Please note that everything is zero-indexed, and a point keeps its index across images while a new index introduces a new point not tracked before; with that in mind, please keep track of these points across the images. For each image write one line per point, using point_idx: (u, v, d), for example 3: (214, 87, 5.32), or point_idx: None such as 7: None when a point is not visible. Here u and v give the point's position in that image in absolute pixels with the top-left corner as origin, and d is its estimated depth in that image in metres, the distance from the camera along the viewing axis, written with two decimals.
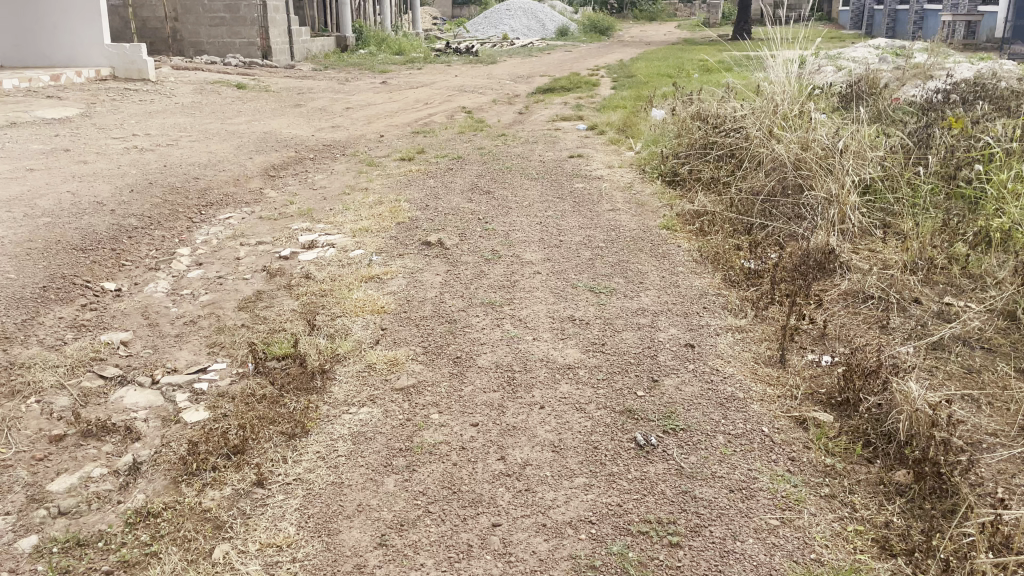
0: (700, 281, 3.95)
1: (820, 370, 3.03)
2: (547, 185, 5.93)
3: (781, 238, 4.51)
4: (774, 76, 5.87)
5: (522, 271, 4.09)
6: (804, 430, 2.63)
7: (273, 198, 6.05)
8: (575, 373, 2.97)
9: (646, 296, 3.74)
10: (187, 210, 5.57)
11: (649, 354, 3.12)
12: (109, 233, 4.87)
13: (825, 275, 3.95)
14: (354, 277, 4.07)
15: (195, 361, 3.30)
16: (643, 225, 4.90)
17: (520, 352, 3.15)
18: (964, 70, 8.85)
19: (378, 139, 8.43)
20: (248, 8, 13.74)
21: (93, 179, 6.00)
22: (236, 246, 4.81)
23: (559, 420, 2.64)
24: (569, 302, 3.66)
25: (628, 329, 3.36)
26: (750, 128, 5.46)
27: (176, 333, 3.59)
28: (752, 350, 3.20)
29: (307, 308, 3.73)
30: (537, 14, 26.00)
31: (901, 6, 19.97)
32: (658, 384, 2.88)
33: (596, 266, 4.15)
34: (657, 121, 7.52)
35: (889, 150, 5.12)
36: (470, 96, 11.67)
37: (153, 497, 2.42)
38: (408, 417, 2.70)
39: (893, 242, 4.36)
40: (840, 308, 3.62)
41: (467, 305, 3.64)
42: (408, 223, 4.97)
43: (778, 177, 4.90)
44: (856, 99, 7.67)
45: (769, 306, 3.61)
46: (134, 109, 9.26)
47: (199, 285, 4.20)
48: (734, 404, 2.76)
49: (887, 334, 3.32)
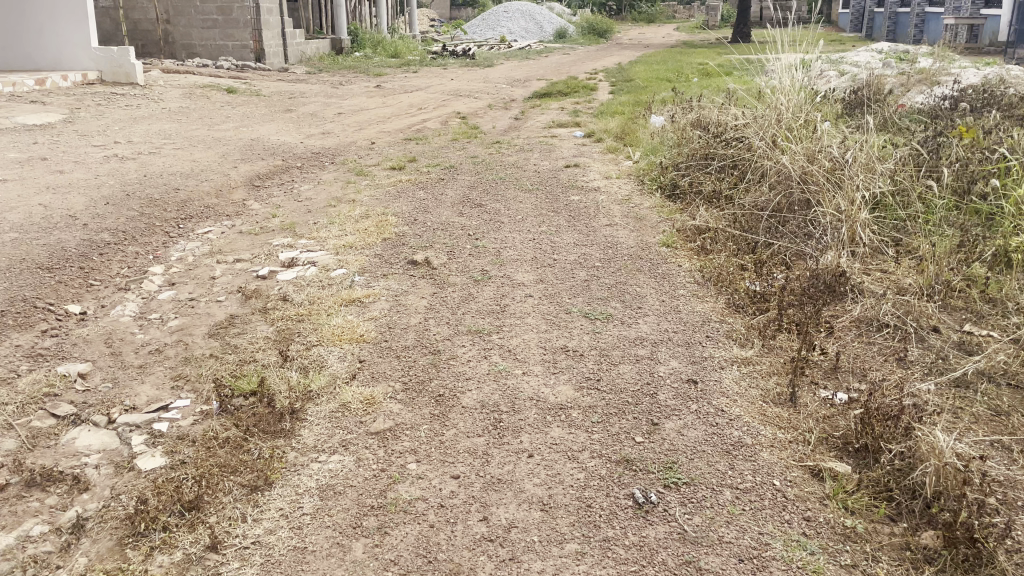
0: (702, 305, 3.71)
1: (835, 411, 2.78)
2: (542, 197, 5.69)
3: (787, 258, 4.26)
4: (778, 83, 5.63)
5: (512, 294, 3.84)
6: (819, 483, 2.39)
7: (255, 210, 5.78)
8: (568, 415, 2.72)
9: (646, 323, 3.49)
10: (164, 224, 5.32)
11: (647, 392, 2.87)
12: (79, 250, 4.62)
13: (835, 298, 3.70)
14: (334, 300, 3.81)
15: (156, 397, 3.05)
16: (642, 242, 4.65)
17: (508, 389, 2.90)
18: (970, 77, 8.59)
19: (369, 146, 8.18)
20: (241, 11, 13.52)
21: (68, 190, 5.75)
22: (213, 264, 4.56)
23: (549, 471, 2.40)
24: (562, 330, 3.41)
25: (625, 361, 3.11)
26: (754, 138, 5.21)
27: (139, 364, 3.34)
28: (759, 386, 2.95)
29: (282, 336, 3.48)
30: (535, 15, 25.76)
31: (901, 10, 19.76)
32: (658, 427, 2.64)
33: (592, 289, 3.90)
34: (657, 129, 7.27)
35: (899, 161, 4.87)
36: (464, 101, 11.41)
37: (94, 561, 2.17)
38: (382, 467, 2.45)
39: (906, 262, 4.11)
40: (852, 338, 3.37)
41: (452, 334, 3.38)
42: (395, 240, 4.72)
43: (784, 191, 4.66)
44: (861, 105, 7.42)
45: (776, 336, 3.36)
46: (119, 115, 9.00)
47: (169, 308, 3.95)
48: (741, 452, 2.51)
49: (906, 368, 3.08)
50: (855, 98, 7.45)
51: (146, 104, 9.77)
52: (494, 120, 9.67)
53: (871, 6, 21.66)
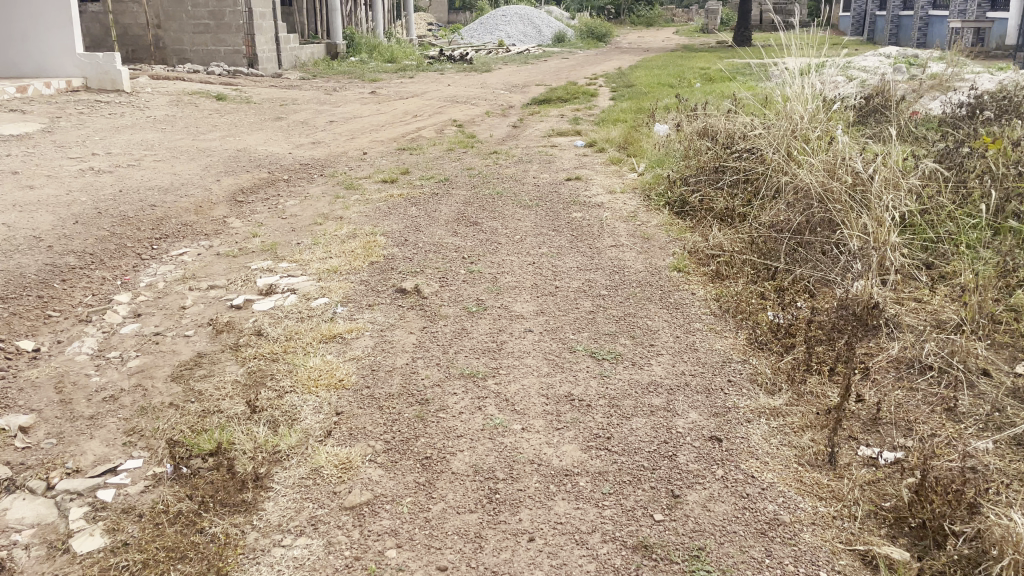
0: (721, 342, 3.33)
1: (881, 476, 2.41)
2: (543, 214, 5.32)
3: (811, 285, 3.88)
4: (793, 89, 5.25)
5: (510, 328, 3.47)
6: (872, 574, 2.02)
7: (236, 228, 5.41)
8: (575, 483, 2.35)
9: (659, 364, 3.11)
10: (137, 245, 4.95)
11: (665, 453, 2.50)
12: (40, 277, 4.25)
13: (868, 334, 3.32)
14: (313, 336, 3.43)
15: (105, 457, 2.68)
16: (650, 266, 4.28)
17: (505, 450, 2.52)
18: (984, 84, 8.26)
19: (360, 157, 7.81)
20: (234, 15, 13.16)
21: (35, 208, 5.37)
22: (184, 292, 4.19)
23: (553, 561, 2.03)
24: (567, 373, 3.04)
25: (639, 414, 2.73)
26: (768, 150, 4.85)
27: (91, 414, 2.97)
28: (792, 444, 2.58)
29: (253, 380, 3.11)
30: (534, 19, 25.49)
31: (904, 13, 19.47)
32: (680, 500, 2.27)
33: (600, 322, 3.53)
34: (663, 138, 6.92)
35: (926, 175, 4.51)
36: (461, 108, 11.07)
37: None
38: (356, 554, 2.08)
39: (941, 289, 3.75)
40: (891, 381, 3.00)
41: (443, 378, 3.01)
42: (384, 263, 4.35)
43: (804, 208, 4.28)
44: (876, 113, 7.06)
45: (807, 380, 2.99)
46: (101, 124, 8.64)
47: (131, 344, 3.57)
48: (778, 533, 2.15)
49: (956, 422, 2.72)
50: (866, 104, 7.12)
51: (131, 112, 9.41)
52: (491, 129, 9.32)
53: (874, 10, 21.46)
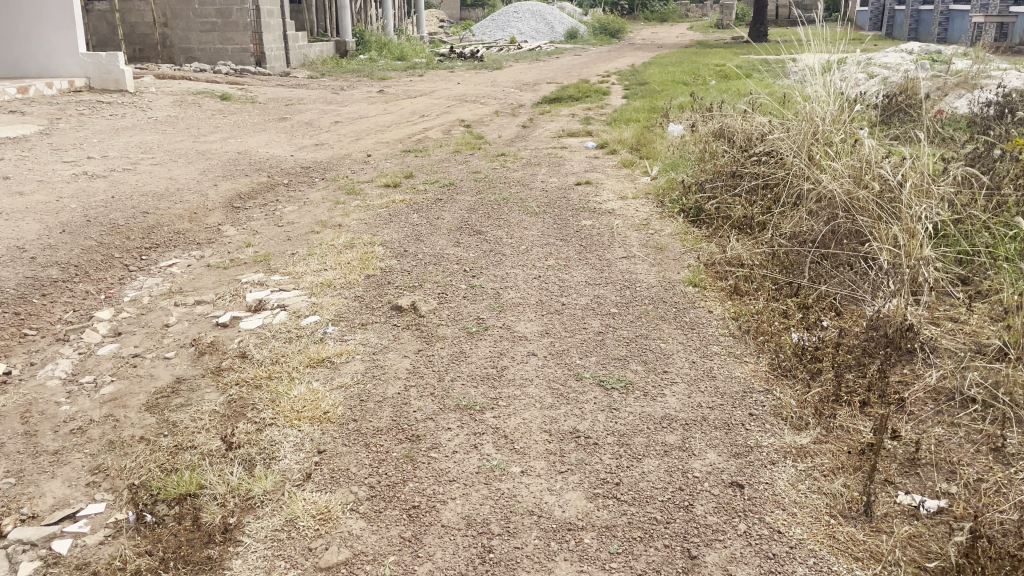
0: (741, 368, 3.06)
1: (925, 531, 2.13)
2: (550, 221, 5.06)
3: (837, 302, 3.60)
4: (815, 87, 4.94)
5: (512, 351, 3.22)
6: None
7: (230, 236, 5.18)
8: (580, 541, 2.09)
9: (673, 395, 2.84)
10: (124, 255, 4.73)
11: (679, 504, 2.24)
12: (19, 292, 4.04)
13: (902, 359, 3.04)
14: (300, 360, 3.18)
15: (65, 499, 2.45)
16: (663, 280, 4.01)
17: (502, 498, 2.27)
18: (1013, 81, 7.92)
19: (364, 159, 7.58)
20: (241, 13, 12.97)
21: (23, 216, 5.17)
22: (169, 308, 3.95)
23: None
24: (572, 406, 2.77)
25: (651, 455, 2.47)
26: (789, 153, 4.55)
27: (54, 449, 2.73)
28: (822, 491, 2.31)
29: (232, 411, 2.86)
30: (546, 15, 25.17)
31: (924, 7, 19.02)
32: (698, 563, 2.01)
33: (609, 345, 3.26)
34: (677, 140, 6.65)
35: (959, 180, 4.20)
36: (469, 107, 10.81)
37: None
38: None
39: (977, 307, 3.46)
40: (929, 415, 2.72)
41: (437, 411, 2.76)
42: (380, 277, 4.11)
43: (828, 217, 4.00)
44: (899, 112, 6.76)
45: (836, 414, 2.72)
46: (101, 125, 8.45)
47: (107, 367, 3.34)
48: None
49: (1005, 465, 2.44)
50: (889, 103, 6.82)
51: (133, 113, 9.21)
52: (500, 129, 9.07)
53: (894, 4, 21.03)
